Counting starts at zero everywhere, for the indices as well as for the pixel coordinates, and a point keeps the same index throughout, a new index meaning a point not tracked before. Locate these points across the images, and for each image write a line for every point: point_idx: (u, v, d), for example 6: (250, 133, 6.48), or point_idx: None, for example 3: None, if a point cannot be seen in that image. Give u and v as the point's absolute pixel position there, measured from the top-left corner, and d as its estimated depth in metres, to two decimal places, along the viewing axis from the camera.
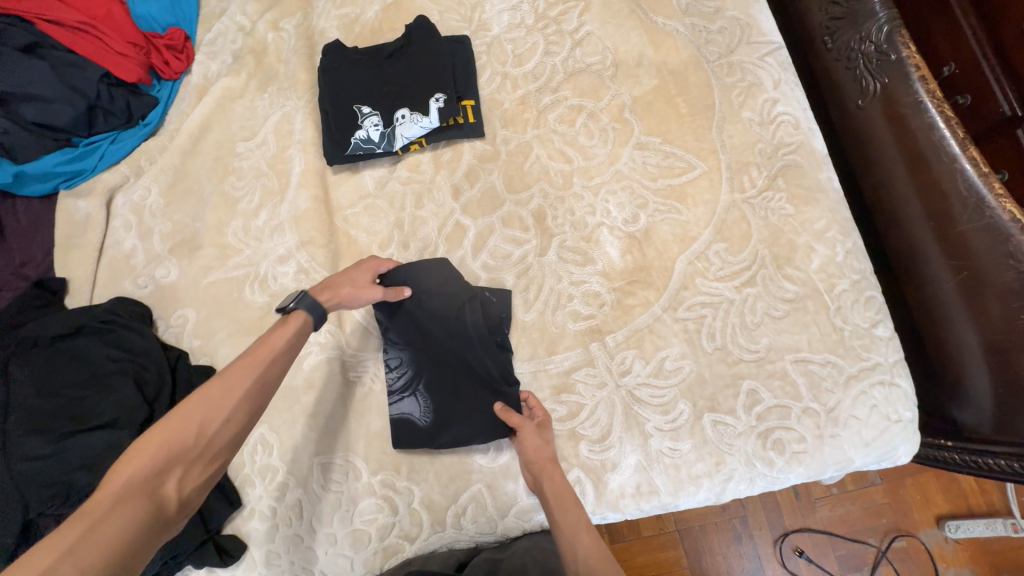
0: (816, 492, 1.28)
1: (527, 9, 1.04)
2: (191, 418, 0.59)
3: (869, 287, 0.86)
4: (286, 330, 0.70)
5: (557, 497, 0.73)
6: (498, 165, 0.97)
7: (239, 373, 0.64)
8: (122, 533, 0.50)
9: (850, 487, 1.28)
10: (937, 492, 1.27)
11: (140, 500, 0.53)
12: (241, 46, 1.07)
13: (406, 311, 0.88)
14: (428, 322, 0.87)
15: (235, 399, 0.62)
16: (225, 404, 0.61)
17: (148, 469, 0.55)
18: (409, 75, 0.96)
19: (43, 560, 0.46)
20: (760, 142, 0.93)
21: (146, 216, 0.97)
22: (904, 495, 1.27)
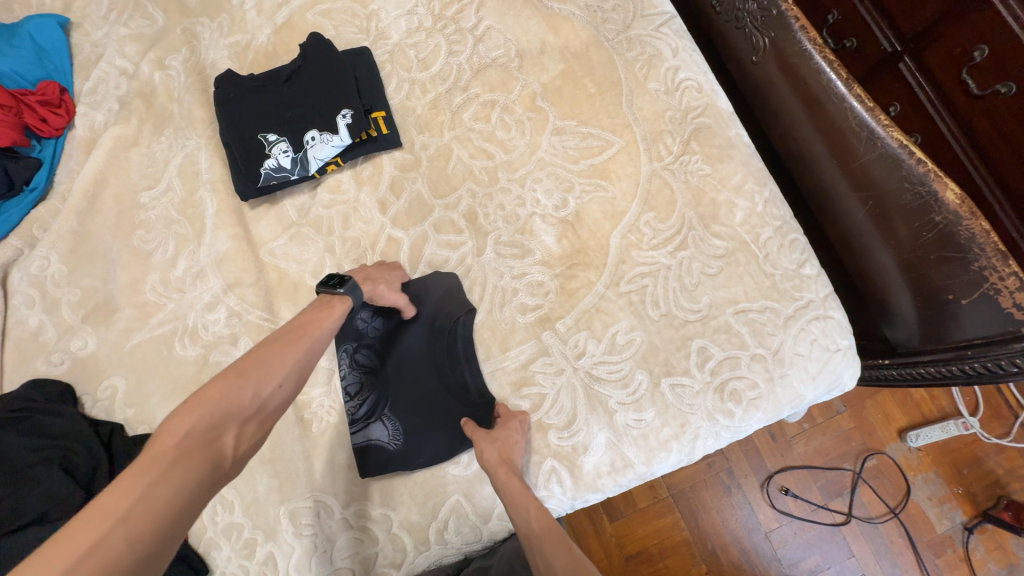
0: (790, 431, 1.34)
1: (424, 12, 1.03)
2: (250, 378, 0.57)
3: (791, 230, 0.90)
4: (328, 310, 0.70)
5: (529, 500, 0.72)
6: (420, 172, 0.95)
7: (290, 342, 0.63)
8: (184, 490, 0.48)
9: (819, 420, 1.35)
10: (894, 408, 1.35)
11: (198, 459, 0.50)
12: (126, 91, 1.00)
13: (376, 330, 0.87)
14: (397, 339, 0.87)
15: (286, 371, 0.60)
16: (278, 378, 0.59)
17: (205, 424, 0.52)
18: (311, 95, 0.92)
19: (100, 521, 0.44)
20: (669, 110, 0.96)
21: (49, 287, 0.89)
22: (866, 417, 1.35)
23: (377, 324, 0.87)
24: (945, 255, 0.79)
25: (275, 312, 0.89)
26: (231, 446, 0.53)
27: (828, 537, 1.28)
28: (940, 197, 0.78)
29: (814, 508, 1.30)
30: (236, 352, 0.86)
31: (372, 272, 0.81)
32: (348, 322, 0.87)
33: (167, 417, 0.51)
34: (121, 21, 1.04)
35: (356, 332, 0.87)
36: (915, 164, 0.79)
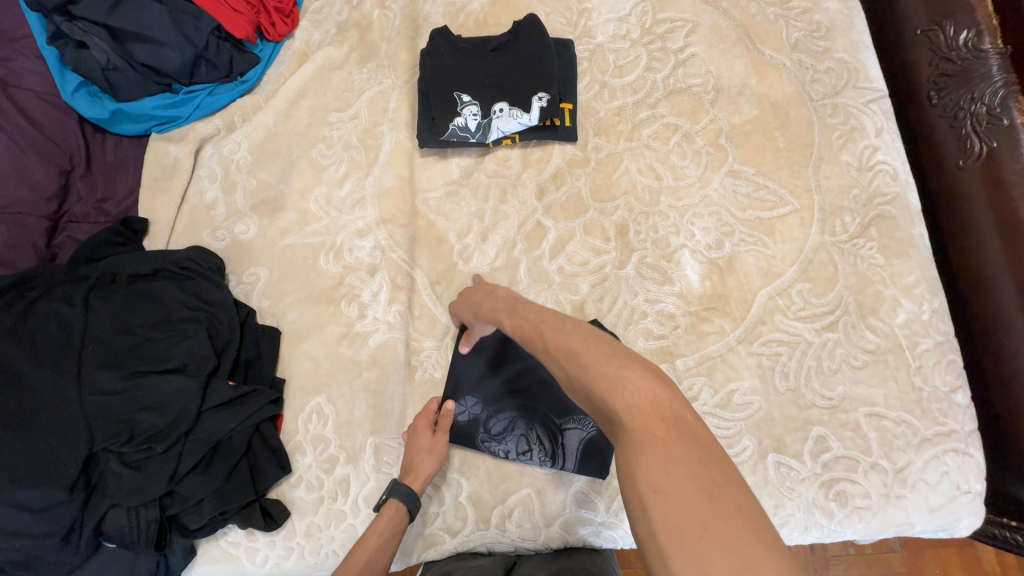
0: (833, 550, 1.24)
1: (634, 22, 1.04)
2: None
3: (952, 350, 0.84)
4: (380, 525, 0.71)
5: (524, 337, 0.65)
6: (586, 171, 0.97)
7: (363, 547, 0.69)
8: None
9: (868, 549, 1.24)
10: (957, 569, 1.22)
11: None
12: (346, 19, 1.07)
13: (472, 406, 0.83)
14: (488, 380, 0.84)
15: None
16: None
17: None
18: (512, 71, 0.96)
19: None
20: (856, 187, 0.92)
21: (232, 170, 0.98)
22: (922, 567, 1.23)
23: (471, 402, 0.83)
24: None
25: (415, 258, 0.93)
26: None
27: None
28: None
29: None
30: (371, 282, 0.91)
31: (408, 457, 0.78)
32: (456, 428, 0.82)
33: None
34: None
35: (466, 428, 0.82)
36: None
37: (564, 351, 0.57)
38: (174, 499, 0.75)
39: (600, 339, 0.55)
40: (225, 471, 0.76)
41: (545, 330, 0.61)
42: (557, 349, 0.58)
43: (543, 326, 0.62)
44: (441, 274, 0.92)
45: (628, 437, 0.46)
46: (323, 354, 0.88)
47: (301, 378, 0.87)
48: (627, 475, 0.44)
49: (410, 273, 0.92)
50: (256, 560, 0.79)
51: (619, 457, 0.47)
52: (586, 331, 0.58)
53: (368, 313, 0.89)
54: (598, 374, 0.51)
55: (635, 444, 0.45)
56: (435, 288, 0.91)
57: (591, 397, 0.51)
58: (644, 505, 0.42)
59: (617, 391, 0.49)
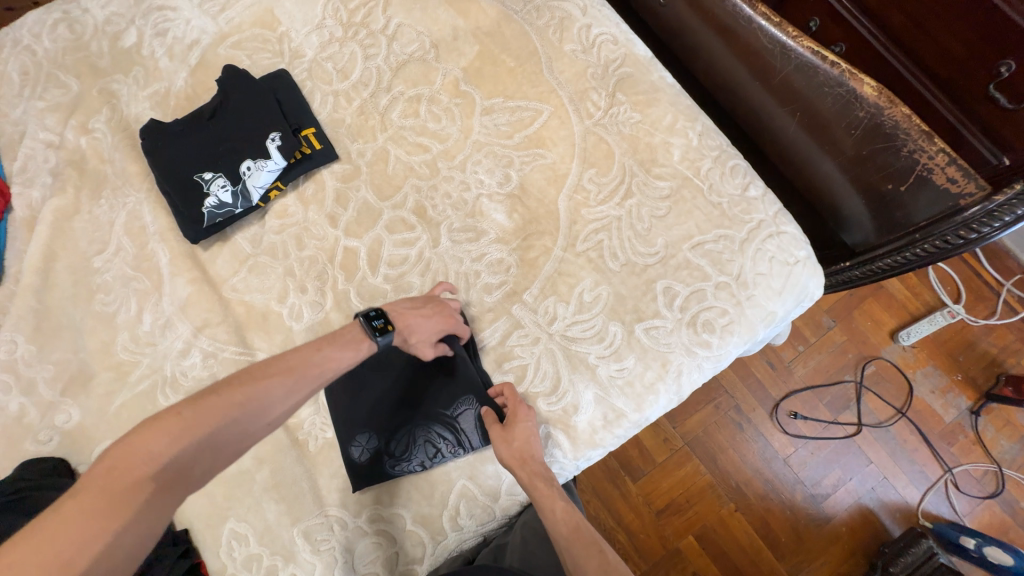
0: (787, 356, 1.38)
1: (332, 23, 1.04)
2: (257, 395, 0.61)
3: (730, 157, 0.92)
4: (354, 348, 0.71)
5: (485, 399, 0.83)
6: (363, 179, 0.96)
7: (278, 377, 0.63)
8: (148, 520, 0.53)
9: (812, 339, 1.39)
10: (881, 312, 1.40)
11: (171, 489, 0.55)
12: (57, 162, 1.00)
13: (368, 441, 0.82)
14: (369, 411, 0.84)
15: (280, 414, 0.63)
16: (270, 405, 0.62)
17: (198, 437, 0.57)
18: (237, 128, 0.93)
19: (118, 502, 0.52)
20: (590, 67, 0.97)
21: (21, 368, 0.89)
22: (858, 326, 1.39)
23: (365, 439, 0.82)
24: (877, 147, 0.83)
25: (250, 344, 0.90)
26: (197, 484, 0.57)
27: (844, 451, 1.31)
28: (859, 93, 0.82)
29: (826, 425, 1.33)
30: None
31: (412, 312, 0.78)
32: (361, 471, 0.81)
33: (144, 438, 0.55)
34: (37, 95, 1.04)
35: (373, 465, 0.82)
36: (830, 66, 0.84)
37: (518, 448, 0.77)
38: None
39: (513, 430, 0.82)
40: None
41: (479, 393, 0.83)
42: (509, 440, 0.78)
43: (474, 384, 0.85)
44: (282, 344, 0.89)
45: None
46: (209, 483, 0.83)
47: (202, 516, 0.82)
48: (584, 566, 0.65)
49: (252, 361, 0.89)
50: None
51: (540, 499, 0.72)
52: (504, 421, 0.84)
53: None
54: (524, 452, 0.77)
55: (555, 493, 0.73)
56: None
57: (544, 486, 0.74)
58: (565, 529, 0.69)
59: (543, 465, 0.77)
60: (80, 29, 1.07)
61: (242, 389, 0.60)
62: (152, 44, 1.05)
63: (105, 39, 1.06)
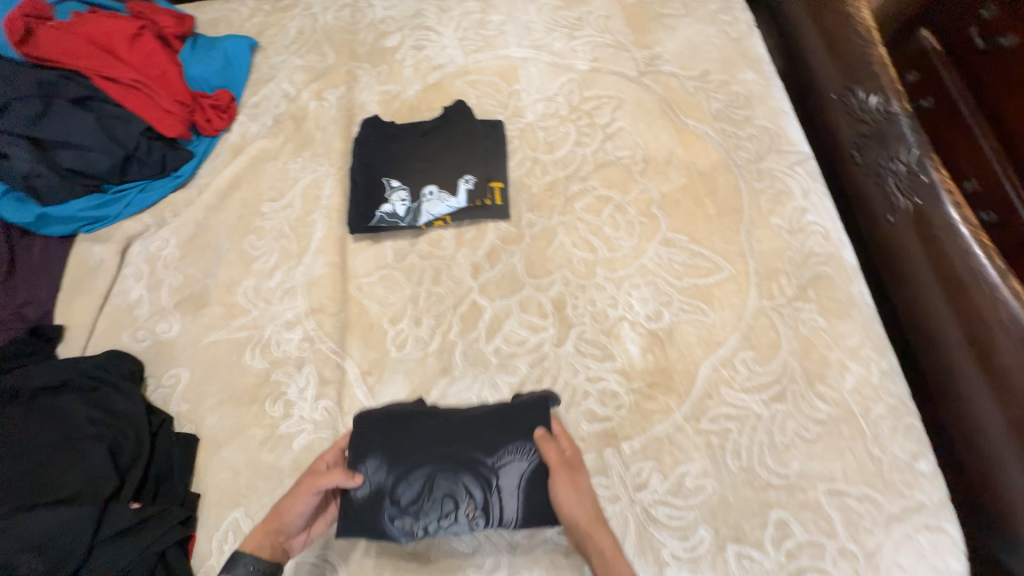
0: None
1: (562, 101, 1.09)
2: None
3: (908, 413, 0.79)
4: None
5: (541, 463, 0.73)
6: (520, 247, 0.96)
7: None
8: None
9: None
10: None
11: None
12: (284, 111, 1.11)
13: (377, 469, 0.72)
14: (390, 436, 0.74)
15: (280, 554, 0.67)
16: None
17: None
18: (439, 154, 0.99)
19: None
20: (789, 249, 0.92)
21: (159, 266, 0.96)
22: None
23: (374, 468, 0.72)
24: None
25: (346, 347, 0.89)
26: None
27: None
28: None
29: None
30: (298, 377, 0.86)
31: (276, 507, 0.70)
32: (357, 507, 0.71)
33: None
34: (299, 53, 1.18)
35: (373, 501, 0.71)
36: None
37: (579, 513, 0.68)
38: None
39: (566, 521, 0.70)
40: None
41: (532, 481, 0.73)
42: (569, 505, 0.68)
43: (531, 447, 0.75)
44: (372, 363, 0.87)
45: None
46: (241, 461, 0.81)
47: (217, 490, 0.79)
48: None
49: (340, 364, 0.87)
50: None
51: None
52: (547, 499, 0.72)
53: (294, 412, 0.84)
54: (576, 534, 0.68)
55: None
56: (366, 378, 0.86)
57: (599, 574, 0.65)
58: None
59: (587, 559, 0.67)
60: (360, 19, 1.22)
61: None
62: (406, 53, 1.17)
63: (373, 34, 1.20)
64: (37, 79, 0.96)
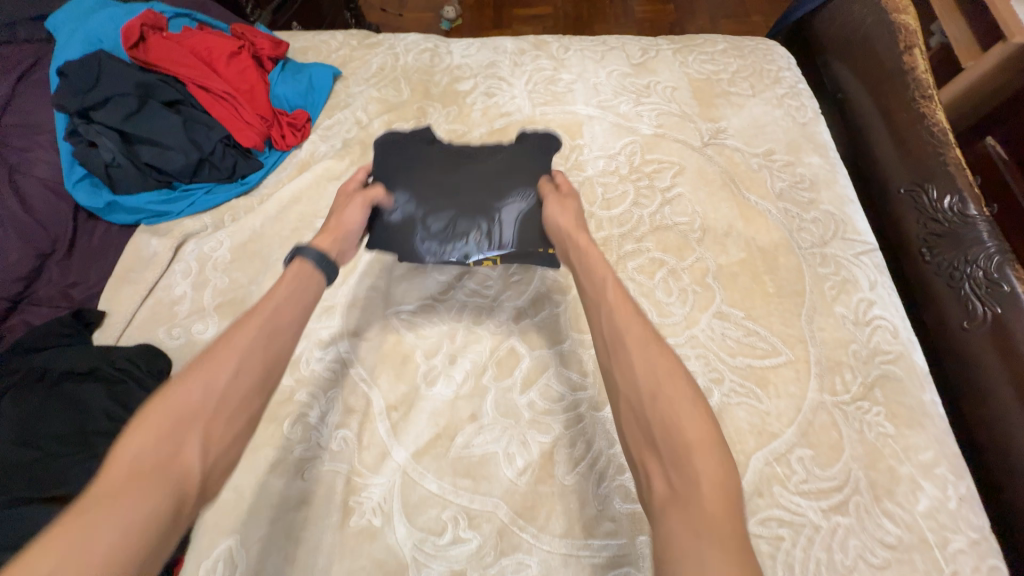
0: None
1: (623, 160, 1.10)
2: (206, 369, 0.52)
3: (991, 552, 0.70)
4: (286, 286, 0.64)
5: (601, 316, 0.64)
6: (566, 299, 0.93)
7: (231, 346, 0.55)
8: (145, 513, 0.42)
9: None
10: None
11: (162, 474, 0.45)
12: (353, 136, 1.15)
13: (408, 203, 0.88)
14: (420, 177, 0.90)
15: (246, 398, 0.53)
16: (231, 388, 0.53)
17: (153, 446, 0.47)
18: (490, 184, 0.90)
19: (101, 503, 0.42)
20: (854, 342, 0.86)
21: (207, 267, 0.96)
22: None
23: (404, 201, 0.88)
24: None
25: (375, 377, 0.86)
26: (195, 459, 0.48)
27: None
28: None
29: None
30: (322, 400, 0.83)
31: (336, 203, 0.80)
32: (391, 228, 0.87)
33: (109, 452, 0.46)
34: (377, 86, 1.24)
35: (404, 225, 0.87)
36: None
37: (641, 355, 0.58)
38: None
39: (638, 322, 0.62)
40: None
41: (603, 311, 0.64)
42: (634, 344, 0.59)
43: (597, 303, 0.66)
44: (400, 398, 0.84)
45: (665, 377, 0.56)
46: (249, 482, 0.77)
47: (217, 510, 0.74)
48: (705, 485, 0.48)
49: (366, 394, 0.84)
50: None
51: (669, 448, 0.51)
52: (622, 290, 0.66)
53: (311, 438, 0.80)
54: (636, 340, 0.59)
55: (693, 446, 0.51)
56: (391, 413, 0.82)
57: (668, 433, 0.52)
58: (701, 477, 0.49)
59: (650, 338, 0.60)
60: (438, 63, 1.28)
61: (173, 392, 0.51)
62: (477, 98, 1.21)
63: (448, 77, 1.25)
64: (139, 79, 1.02)
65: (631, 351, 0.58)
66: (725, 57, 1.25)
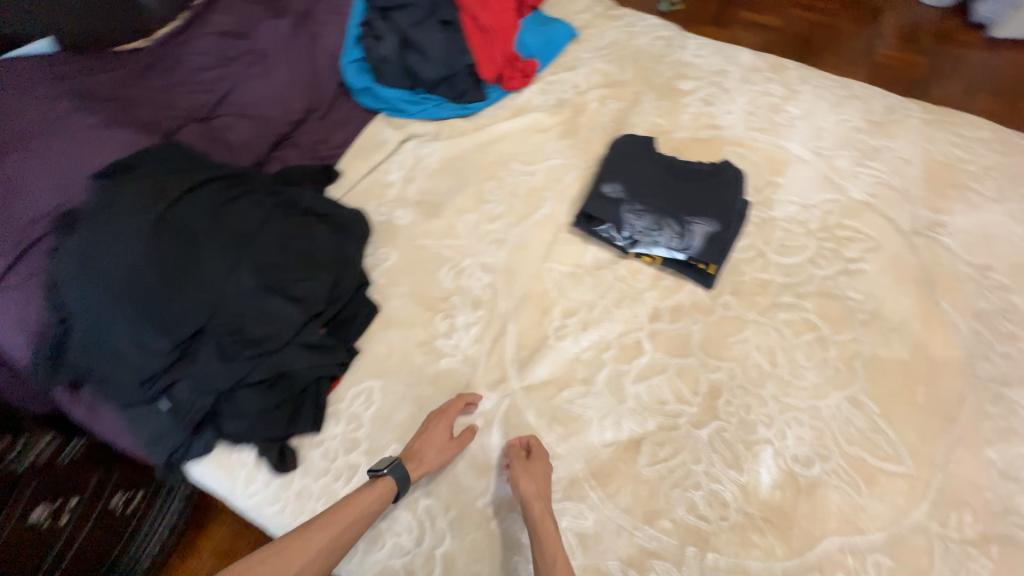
0: None
1: (816, 214, 1.07)
2: (288, 557, 0.66)
3: None
4: (370, 494, 0.75)
5: (529, 484, 0.78)
6: (705, 319, 0.97)
7: (321, 531, 0.70)
8: None
9: None
10: None
11: None
12: (568, 99, 1.24)
13: (621, 191, 1.02)
14: (635, 174, 1.04)
15: (321, 568, 0.68)
16: (310, 568, 0.67)
17: None
18: (688, 199, 1.00)
19: None
20: (990, 491, 0.81)
21: (419, 167, 1.14)
22: None
23: (616, 186, 1.03)
24: None
25: (517, 311, 0.98)
26: None
27: None
28: None
29: None
30: (470, 311, 0.98)
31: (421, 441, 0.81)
32: (601, 199, 1.01)
33: None
34: (605, 59, 1.30)
35: (611, 202, 1.01)
36: None
37: (550, 553, 0.71)
38: (227, 400, 0.82)
39: (562, 557, 0.71)
40: (276, 400, 0.83)
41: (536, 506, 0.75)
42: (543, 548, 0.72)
43: (539, 480, 0.79)
44: (531, 338, 0.96)
45: None
46: (398, 346, 0.94)
47: (372, 355, 0.93)
48: None
49: (505, 321, 0.97)
50: (247, 488, 0.85)
51: None
52: (544, 474, 0.80)
53: (453, 336, 0.95)
54: (549, 546, 0.72)
55: None
56: (519, 347, 0.95)
57: None
58: None
59: (551, 545, 0.72)
60: (668, 57, 1.31)
61: (265, 559, 0.66)
62: (693, 102, 1.23)
63: (672, 73, 1.28)
64: None
65: (547, 540, 0.72)
66: (982, 148, 1.12)
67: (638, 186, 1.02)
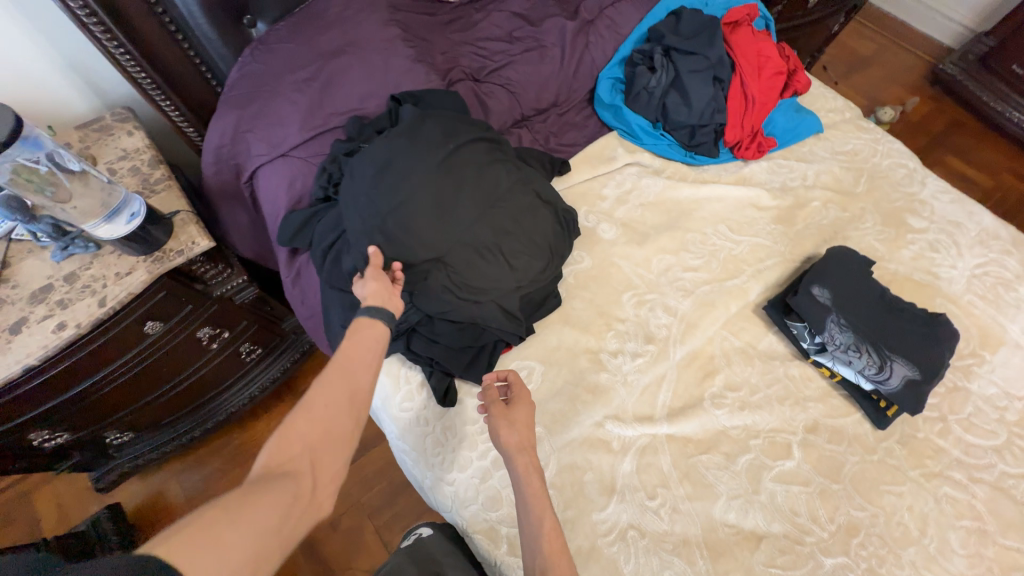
0: None
1: (1014, 407, 1.01)
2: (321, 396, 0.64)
3: None
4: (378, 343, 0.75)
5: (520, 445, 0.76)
6: (863, 454, 0.95)
7: (336, 375, 0.67)
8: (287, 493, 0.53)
9: None
10: None
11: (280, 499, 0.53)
12: (793, 189, 1.25)
13: (830, 299, 1.01)
14: (850, 289, 1.02)
15: (356, 397, 0.66)
16: (350, 393, 0.66)
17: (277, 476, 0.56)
18: (895, 336, 0.98)
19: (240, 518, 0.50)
20: None
21: (635, 193, 1.21)
22: None
23: (824, 291, 1.02)
24: None
25: (682, 362, 1.01)
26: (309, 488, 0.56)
27: None
28: None
29: None
30: (640, 342, 1.03)
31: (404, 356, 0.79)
32: (810, 300, 1.01)
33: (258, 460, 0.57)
34: (841, 166, 1.30)
35: (818, 307, 1.00)
36: None
37: (540, 520, 0.69)
38: (426, 326, 0.93)
39: (552, 522, 0.69)
40: (463, 343, 0.93)
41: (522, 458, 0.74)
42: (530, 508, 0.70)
43: (522, 438, 0.76)
44: (686, 392, 0.99)
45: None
46: (568, 343, 1.01)
47: (544, 341, 1.00)
48: None
49: (669, 367, 1.01)
50: (404, 403, 0.96)
51: None
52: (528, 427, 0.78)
53: (618, 356, 1.00)
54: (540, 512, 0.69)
55: None
56: (673, 394, 0.98)
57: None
58: None
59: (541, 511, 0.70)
60: (906, 189, 1.29)
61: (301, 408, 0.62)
62: (919, 241, 1.20)
63: (905, 205, 1.26)
64: (719, 54, 1.24)
65: (537, 507, 0.70)
66: None
67: (849, 300, 1.02)
